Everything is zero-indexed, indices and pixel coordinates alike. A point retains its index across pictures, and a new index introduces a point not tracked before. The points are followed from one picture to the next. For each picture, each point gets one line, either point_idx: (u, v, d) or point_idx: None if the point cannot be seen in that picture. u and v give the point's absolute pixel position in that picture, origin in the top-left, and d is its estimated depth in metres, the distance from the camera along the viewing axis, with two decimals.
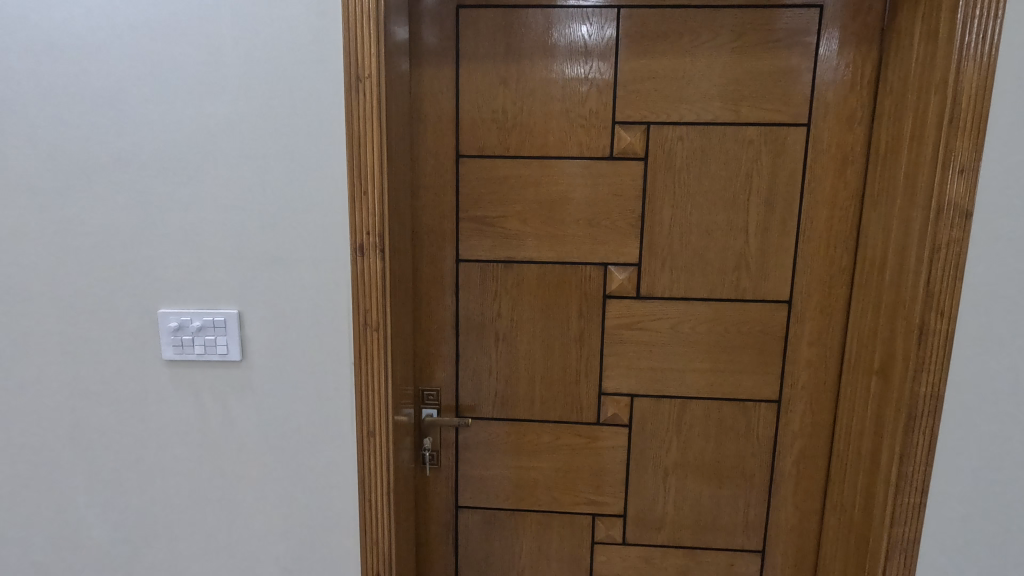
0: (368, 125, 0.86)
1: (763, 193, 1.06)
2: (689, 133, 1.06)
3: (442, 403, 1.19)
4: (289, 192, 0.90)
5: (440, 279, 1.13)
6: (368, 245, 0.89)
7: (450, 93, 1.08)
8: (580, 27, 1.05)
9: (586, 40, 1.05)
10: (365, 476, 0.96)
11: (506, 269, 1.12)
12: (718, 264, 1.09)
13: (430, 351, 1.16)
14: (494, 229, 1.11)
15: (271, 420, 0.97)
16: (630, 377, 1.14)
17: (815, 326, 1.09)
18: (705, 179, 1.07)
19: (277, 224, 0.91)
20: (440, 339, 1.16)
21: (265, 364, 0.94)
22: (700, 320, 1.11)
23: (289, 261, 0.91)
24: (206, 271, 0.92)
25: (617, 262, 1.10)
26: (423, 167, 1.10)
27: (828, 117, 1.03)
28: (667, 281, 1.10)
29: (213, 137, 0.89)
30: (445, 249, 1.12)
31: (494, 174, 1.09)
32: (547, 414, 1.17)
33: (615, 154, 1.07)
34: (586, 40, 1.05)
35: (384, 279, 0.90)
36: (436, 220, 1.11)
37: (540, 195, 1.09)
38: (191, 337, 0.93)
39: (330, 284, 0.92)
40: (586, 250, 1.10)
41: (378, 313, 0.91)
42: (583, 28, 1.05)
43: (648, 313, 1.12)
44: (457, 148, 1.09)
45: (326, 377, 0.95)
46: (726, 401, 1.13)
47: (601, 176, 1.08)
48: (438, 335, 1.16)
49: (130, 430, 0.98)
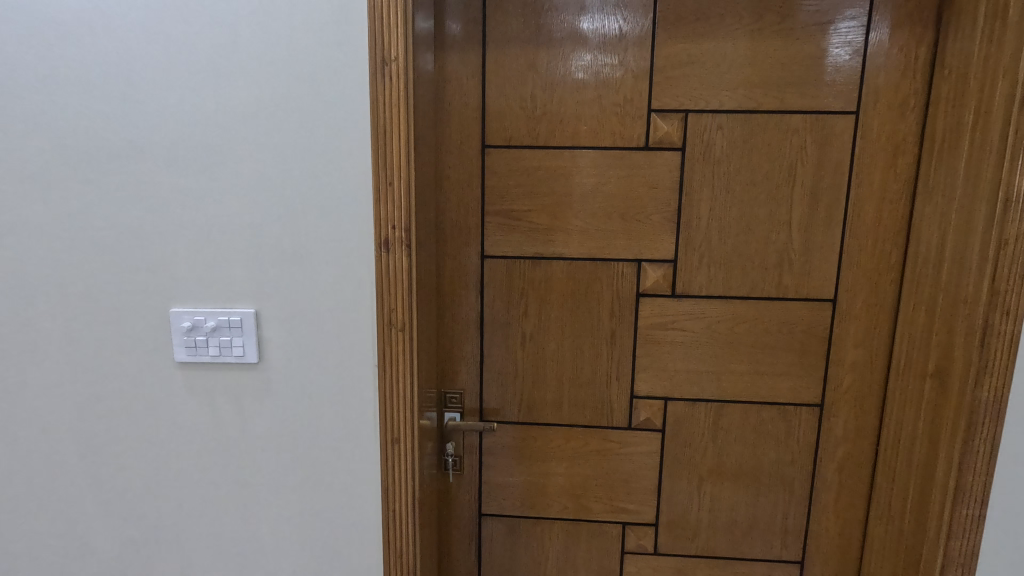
0: (394, 112, 0.81)
1: (808, 185, 1.01)
2: (729, 122, 1.00)
3: (465, 407, 1.13)
4: (310, 184, 0.84)
5: (463, 276, 1.08)
6: (393, 240, 0.84)
7: (475, 80, 1.02)
8: (613, 15, 0.99)
9: (620, 29, 0.99)
10: (388, 484, 0.91)
11: (534, 266, 1.07)
12: (758, 261, 1.03)
13: (452, 352, 1.11)
14: (522, 224, 1.05)
15: (289, 426, 0.91)
16: (664, 380, 1.08)
17: (860, 326, 1.03)
18: (746, 171, 1.01)
19: (295, 218, 0.85)
20: (464, 340, 1.10)
21: (283, 367, 0.89)
22: (739, 320, 1.05)
23: (309, 257, 0.86)
24: (221, 268, 0.87)
25: (651, 258, 1.05)
26: (447, 158, 1.04)
27: (879, 105, 0.97)
28: (704, 279, 1.04)
29: (226, 125, 0.83)
30: (469, 244, 1.07)
31: (522, 165, 1.04)
32: (575, 419, 1.11)
33: (650, 145, 1.02)
34: (619, 30, 0.99)
35: (409, 277, 0.85)
36: (459, 214, 1.06)
37: (570, 187, 1.04)
38: (205, 338, 0.88)
39: (352, 282, 0.87)
40: (618, 246, 1.05)
41: (402, 312, 0.86)
42: (617, 16, 0.99)
43: (683, 313, 1.06)
44: (482, 138, 1.04)
45: (347, 380, 0.89)
46: (765, 405, 1.08)
47: (635, 168, 1.02)
48: (462, 335, 1.10)
49: (139, 437, 0.92)
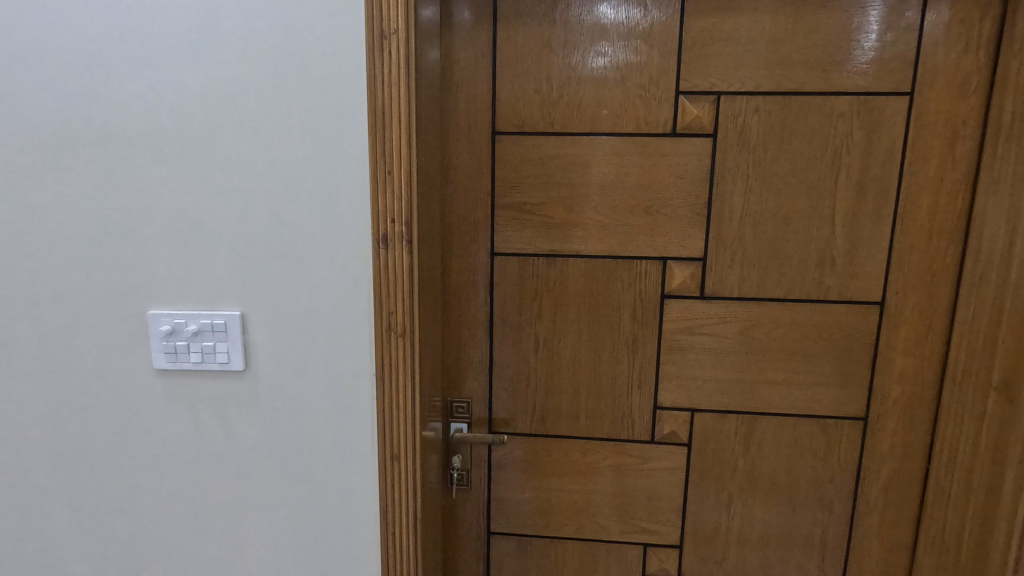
0: (393, 91, 0.72)
1: (854, 175, 0.90)
2: (766, 105, 0.90)
3: (473, 417, 1.05)
4: (301, 173, 0.76)
5: (471, 275, 0.99)
6: (393, 234, 0.75)
7: (485, 60, 0.93)
8: (636, 7, 0.90)
9: (643, 22, 0.90)
10: (388, 504, 0.83)
11: (548, 265, 0.97)
12: (797, 259, 0.93)
13: (459, 358, 1.02)
14: (535, 218, 0.96)
15: (279, 440, 0.83)
16: (691, 389, 0.99)
17: (911, 331, 0.93)
18: (784, 160, 0.91)
19: (286, 210, 0.77)
20: (472, 345, 1.02)
21: (272, 375, 0.81)
22: (774, 324, 0.96)
23: (300, 253, 0.78)
24: (204, 266, 0.78)
25: (678, 256, 0.95)
26: (454, 145, 0.95)
27: (936, 84, 0.87)
28: (736, 279, 0.95)
29: (208, 107, 0.75)
30: (478, 241, 0.98)
31: (536, 154, 0.95)
32: (592, 431, 1.02)
33: (678, 131, 0.92)
34: (643, 22, 0.90)
35: (411, 275, 0.76)
36: (467, 207, 0.97)
37: (588, 178, 0.94)
38: (186, 344, 0.79)
39: (348, 282, 0.78)
40: (642, 243, 0.95)
41: (403, 315, 0.77)
42: (640, 9, 0.90)
43: (712, 316, 0.96)
44: (492, 124, 0.95)
45: (342, 389, 0.81)
46: (803, 418, 0.98)
47: (661, 157, 0.93)
48: (470, 340, 1.01)
49: (116, 452, 0.84)
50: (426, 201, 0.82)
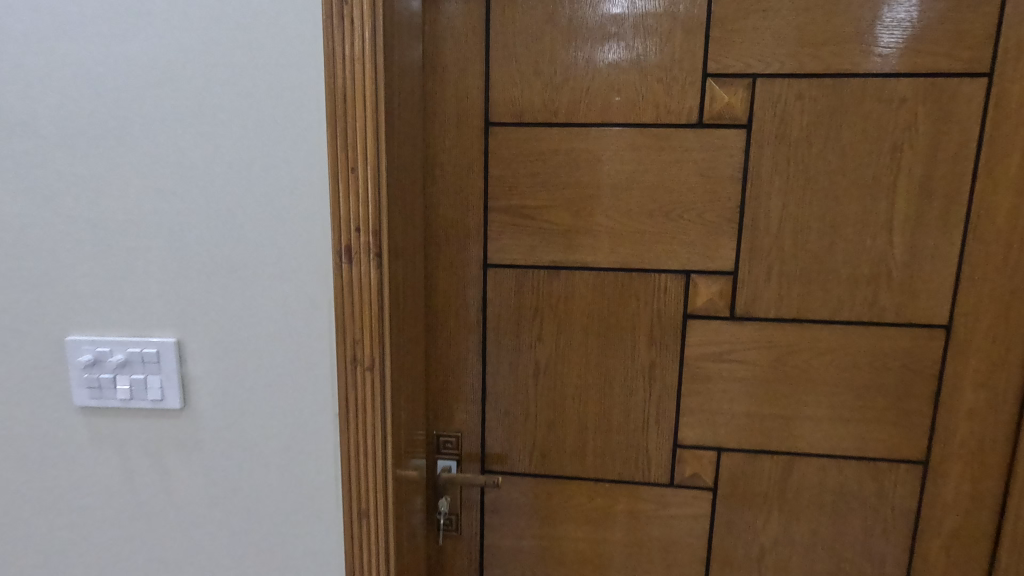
0: (355, 71, 0.58)
1: (917, 175, 0.75)
2: (811, 90, 0.75)
3: (463, 453, 0.91)
4: (247, 171, 0.62)
5: (461, 289, 0.85)
6: (357, 246, 0.62)
7: (476, 38, 0.79)
8: None
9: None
10: (356, 568, 0.69)
11: (550, 279, 0.83)
12: (846, 274, 0.79)
13: (447, 385, 0.88)
14: (535, 224, 0.82)
15: (225, 491, 0.69)
16: (716, 425, 0.84)
17: (982, 361, 0.78)
18: (833, 156, 0.76)
19: (228, 216, 0.63)
20: (463, 370, 0.88)
21: (215, 413, 0.67)
22: (817, 351, 0.81)
23: (246, 268, 0.64)
24: (131, 283, 0.65)
25: (703, 270, 0.81)
26: (440, 139, 0.81)
27: (1021, 64, 0.72)
28: (772, 297, 0.80)
29: (131, 90, 0.61)
30: (468, 250, 0.84)
31: (535, 149, 0.80)
32: (601, 471, 0.88)
33: (705, 121, 0.77)
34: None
35: (380, 296, 0.63)
36: (455, 210, 0.83)
37: (598, 178, 0.80)
38: (110, 377, 0.66)
39: (305, 303, 0.64)
40: (660, 254, 0.81)
41: (370, 344, 0.64)
42: None
43: (743, 340, 0.82)
44: (485, 114, 0.80)
45: (299, 431, 0.67)
46: (850, 461, 0.83)
47: (684, 153, 0.78)
48: (459, 364, 0.87)
49: (32, 503, 0.70)
50: (402, 205, 0.68)
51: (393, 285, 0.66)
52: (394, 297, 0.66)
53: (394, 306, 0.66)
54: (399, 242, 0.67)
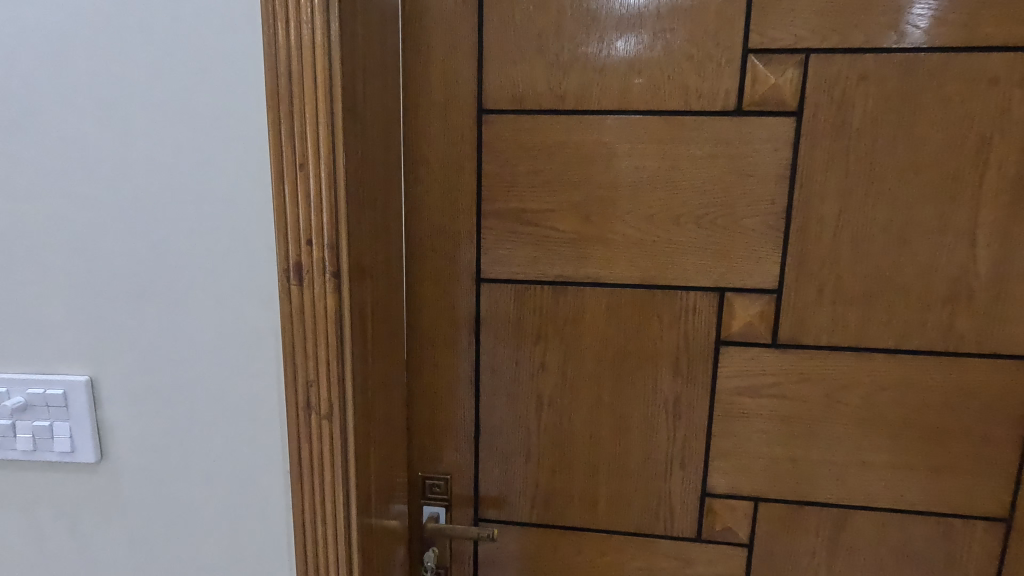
0: (305, 38, 0.45)
1: (1008, 173, 0.61)
2: (878, 69, 0.61)
3: (453, 499, 0.78)
4: (168, 169, 0.49)
5: (450, 307, 0.72)
6: (310, 265, 0.49)
7: (467, 7, 0.65)
8: None
9: None
10: None
11: (556, 298, 0.70)
12: (916, 295, 0.65)
13: (435, 419, 0.75)
14: (538, 232, 0.69)
15: (156, 559, 0.57)
16: (754, 472, 0.71)
17: None
18: (903, 150, 0.62)
19: (149, 224, 0.50)
20: (453, 402, 0.74)
21: (140, 468, 0.55)
22: (877, 386, 0.67)
23: (172, 291, 0.51)
24: (32, 309, 0.52)
25: (740, 287, 0.67)
26: (424, 131, 0.68)
27: None
28: (824, 321, 0.66)
29: (18, 65, 0.48)
30: (459, 261, 0.71)
31: (539, 141, 0.67)
32: (615, 523, 0.75)
33: (744, 108, 0.64)
34: None
35: (340, 327, 0.50)
36: (442, 215, 0.70)
37: (614, 177, 0.67)
38: (8, 425, 0.53)
39: (246, 334, 0.52)
40: (688, 268, 0.68)
41: (330, 385, 0.51)
42: None
43: (788, 372, 0.68)
44: (478, 100, 0.67)
45: (244, 489, 0.55)
46: (914, 515, 0.69)
47: (719, 147, 0.65)
48: (449, 396, 0.74)
49: None
50: (373, 210, 0.55)
51: (360, 311, 0.53)
52: (362, 324, 0.53)
53: (361, 336, 0.53)
54: (368, 256, 0.54)
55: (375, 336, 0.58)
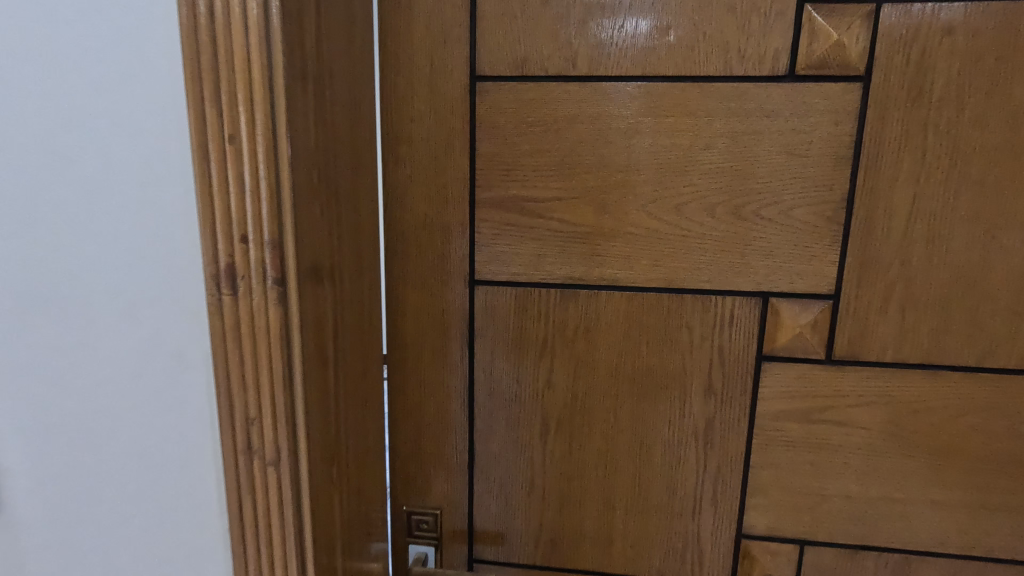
0: None
1: None
2: (969, 21, 0.49)
3: (444, 537, 0.67)
4: (57, 144, 0.37)
5: (439, 314, 0.61)
6: (245, 269, 0.37)
7: None
8: None
9: None
10: None
11: (565, 304, 0.58)
12: (1006, 301, 0.53)
13: (421, 445, 0.64)
14: (543, 225, 0.57)
15: None
16: (801, 511, 0.59)
17: None
18: (996, 124, 0.50)
19: (35, 216, 0.38)
20: (442, 426, 0.63)
21: (45, 522, 0.44)
22: (952, 410, 0.56)
23: (70, 302, 0.39)
24: None
25: (788, 292, 0.55)
26: (405, 103, 0.56)
27: None
28: (891, 333, 0.55)
29: None
30: (448, 260, 0.59)
31: (544, 115, 0.55)
32: (634, 567, 0.64)
33: (798, 72, 0.52)
34: None
35: (287, 349, 0.39)
36: (429, 204, 0.58)
37: (635, 158, 0.55)
38: None
39: (170, 358, 0.40)
40: (725, 269, 0.56)
41: (277, 422, 0.40)
42: None
43: (844, 394, 0.57)
44: (471, 64, 0.55)
45: (175, 549, 0.44)
46: (991, 562, 0.58)
47: (766, 121, 0.53)
48: (437, 418, 0.63)
49: None
50: (335, 197, 0.43)
51: (316, 326, 0.41)
52: (319, 342, 0.42)
53: (319, 357, 0.42)
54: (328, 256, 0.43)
55: (340, 354, 0.46)
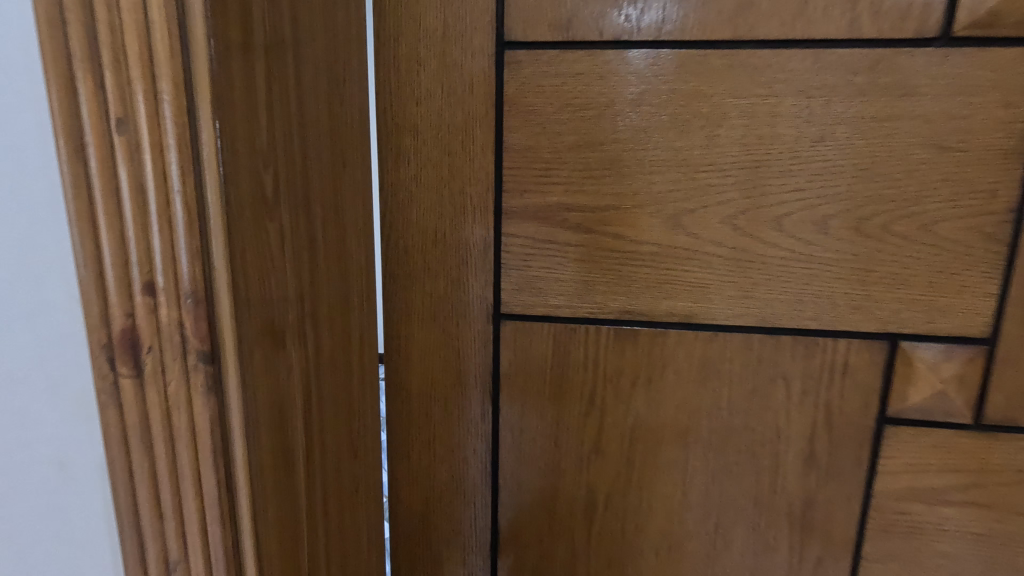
0: None
1: None
2: None
3: None
4: None
5: (454, 356, 0.47)
6: (153, 337, 0.23)
7: None
8: None
9: None
10: None
11: (620, 345, 0.45)
12: None
13: (431, 520, 0.50)
14: (593, 243, 0.44)
15: None
16: None
17: None
18: None
19: None
20: (458, 496, 0.50)
21: None
22: None
23: None
24: None
25: (927, 334, 0.41)
26: (412, 83, 0.43)
27: None
28: None
29: None
30: (466, 286, 0.46)
31: (597, 97, 0.41)
32: None
33: (957, 33, 0.37)
34: None
35: (225, 457, 0.24)
36: (440, 215, 0.45)
37: (721, 155, 0.41)
38: None
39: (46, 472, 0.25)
40: (839, 303, 0.42)
41: (212, 568, 0.26)
42: None
43: (994, 468, 0.43)
44: (499, 30, 0.41)
45: None
46: None
47: (906, 103, 0.38)
48: (451, 486, 0.50)
49: None
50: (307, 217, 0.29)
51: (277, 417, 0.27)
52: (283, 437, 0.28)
53: (282, 457, 0.28)
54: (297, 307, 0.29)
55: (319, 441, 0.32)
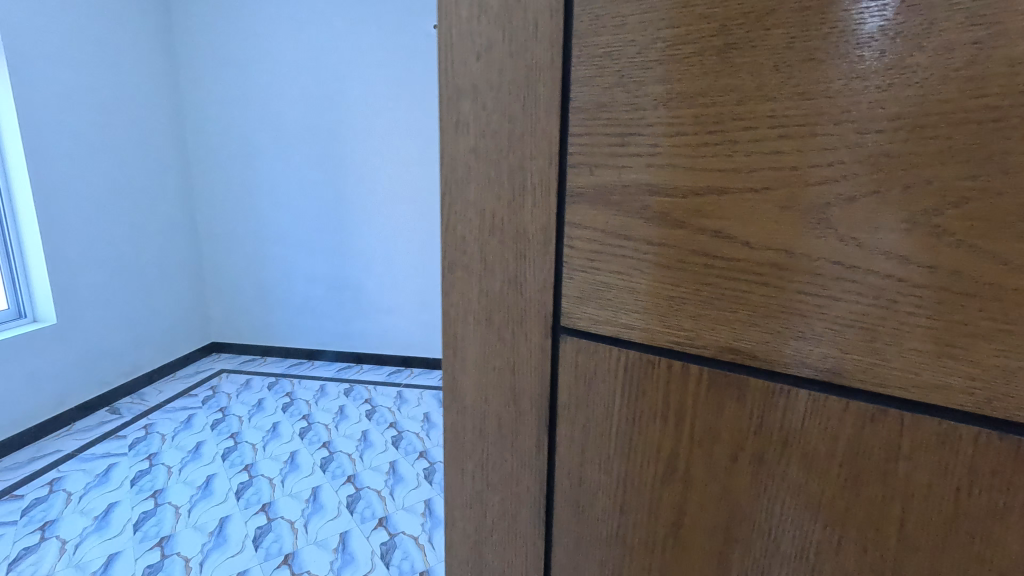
0: None
1: None
2: None
3: None
4: None
5: (507, 371, 0.39)
6: None
7: None
8: None
9: None
10: None
11: (712, 397, 0.30)
12: None
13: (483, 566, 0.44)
14: (677, 244, 0.30)
15: None
16: None
17: None
18: None
19: None
20: (508, 548, 0.42)
21: None
22: None
23: None
24: None
25: None
26: (468, 38, 0.35)
27: None
28: None
29: None
30: (521, 286, 0.36)
31: (695, 33, 0.27)
32: None
33: None
34: None
35: None
36: (497, 199, 0.36)
37: (907, 106, 0.23)
38: None
39: None
40: None
41: None
42: None
43: None
44: None
45: None
46: None
47: None
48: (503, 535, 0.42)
49: None
50: None
51: None
52: None
53: None
54: None
55: None
